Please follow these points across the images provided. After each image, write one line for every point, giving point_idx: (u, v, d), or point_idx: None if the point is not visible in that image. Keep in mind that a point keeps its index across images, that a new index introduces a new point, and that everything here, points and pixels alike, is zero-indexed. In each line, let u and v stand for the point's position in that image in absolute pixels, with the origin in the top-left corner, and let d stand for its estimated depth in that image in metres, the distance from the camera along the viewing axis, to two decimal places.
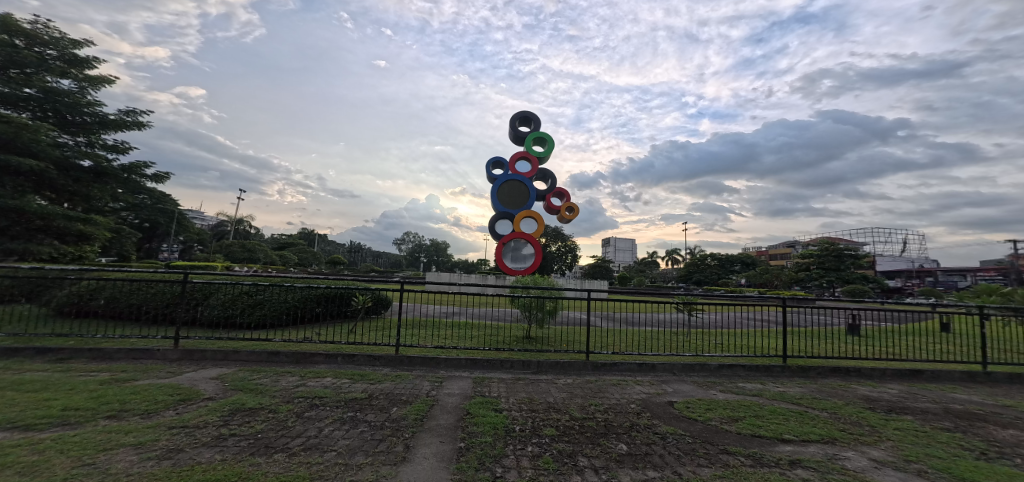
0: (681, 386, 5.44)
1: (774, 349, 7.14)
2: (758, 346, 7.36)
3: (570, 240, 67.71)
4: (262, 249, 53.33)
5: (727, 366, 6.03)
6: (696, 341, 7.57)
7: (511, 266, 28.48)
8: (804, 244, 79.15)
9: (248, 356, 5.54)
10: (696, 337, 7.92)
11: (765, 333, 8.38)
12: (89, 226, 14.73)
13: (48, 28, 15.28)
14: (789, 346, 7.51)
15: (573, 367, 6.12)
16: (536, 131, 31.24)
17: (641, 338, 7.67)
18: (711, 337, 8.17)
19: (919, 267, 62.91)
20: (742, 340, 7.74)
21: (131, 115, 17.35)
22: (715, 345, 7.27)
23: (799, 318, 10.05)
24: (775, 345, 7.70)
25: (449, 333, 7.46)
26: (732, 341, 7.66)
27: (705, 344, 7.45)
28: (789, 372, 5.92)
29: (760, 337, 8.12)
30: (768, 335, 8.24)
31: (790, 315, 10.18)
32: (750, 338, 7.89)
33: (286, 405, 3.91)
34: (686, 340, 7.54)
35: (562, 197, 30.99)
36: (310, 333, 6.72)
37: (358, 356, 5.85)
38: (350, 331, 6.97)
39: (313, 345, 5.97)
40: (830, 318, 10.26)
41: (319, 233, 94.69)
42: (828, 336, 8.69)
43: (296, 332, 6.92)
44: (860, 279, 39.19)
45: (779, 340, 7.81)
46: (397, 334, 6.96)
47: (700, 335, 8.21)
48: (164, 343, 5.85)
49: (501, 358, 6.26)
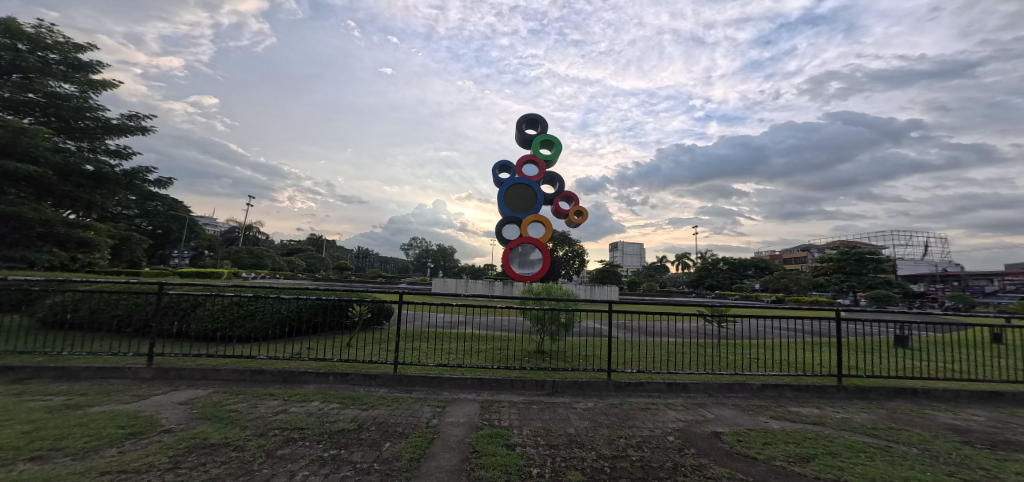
0: (722, 411, 4.70)
1: (819, 365, 6.41)
2: (800, 363, 6.61)
3: (578, 244, 66.74)
4: (270, 255, 53.41)
5: (771, 386, 5.28)
6: (730, 356, 6.84)
7: (518, 272, 27.76)
8: (820, 248, 77.07)
9: (229, 375, 4.93)
10: (729, 351, 7.19)
11: (804, 347, 7.62)
12: (90, 233, 14.45)
13: (52, 33, 15.21)
14: (835, 362, 6.68)
15: (593, 387, 5.42)
16: (544, 133, 30.64)
17: (666, 353, 6.90)
18: (744, 351, 7.36)
19: (943, 271, 60.69)
20: (781, 355, 7.00)
21: (134, 120, 17.16)
22: (752, 362, 6.53)
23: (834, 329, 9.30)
24: (817, 360, 6.95)
25: (455, 347, 6.81)
26: (770, 357, 6.91)
27: (741, 360, 6.70)
28: (845, 393, 5.17)
29: (800, 352, 7.38)
30: (807, 350, 7.50)
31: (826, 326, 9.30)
32: (789, 353, 7.15)
33: (256, 440, 3.25)
34: (719, 356, 6.82)
35: (571, 201, 30.30)
36: (303, 349, 6.12)
37: (352, 376, 5.22)
38: (348, 347, 6.36)
39: (303, 361, 5.37)
40: (870, 329, 9.34)
41: (327, 239, 95.11)
42: (874, 350, 7.82)
43: (287, 346, 6.30)
44: (884, 284, 37.64)
45: (822, 356, 7.05)
46: (398, 350, 6.35)
47: (731, 349, 7.40)
48: (138, 359, 5.25)
49: (513, 377, 5.58)
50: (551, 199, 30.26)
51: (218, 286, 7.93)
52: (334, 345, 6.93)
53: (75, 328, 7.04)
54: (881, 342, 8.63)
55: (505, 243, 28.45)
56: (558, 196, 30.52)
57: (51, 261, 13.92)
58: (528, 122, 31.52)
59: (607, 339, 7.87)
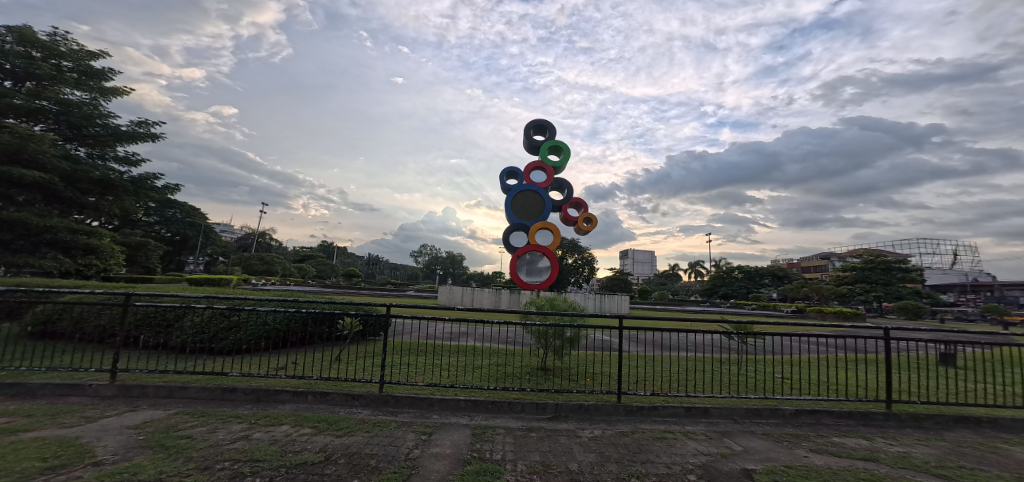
0: (752, 442, 4.04)
1: (862, 388, 5.67)
2: (838, 386, 5.88)
3: (588, 252, 65.65)
4: (281, 262, 53.85)
5: (807, 412, 4.61)
6: (754, 376, 6.15)
7: (526, 280, 27.18)
8: (840, 257, 74.61)
9: (198, 394, 4.48)
10: (754, 371, 6.51)
11: (837, 368, 6.90)
12: (95, 239, 14.45)
13: (66, 41, 15.54)
14: (876, 386, 5.91)
15: (601, 412, 4.83)
16: (552, 139, 30.24)
17: (684, 373, 6.22)
18: (770, 371, 6.63)
19: (974, 281, 57.87)
20: (812, 377, 6.30)
21: (144, 126, 17.29)
22: (783, 385, 5.84)
23: (867, 344, 8.52)
24: (854, 381, 6.20)
25: (452, 364, 6.25)
26: (800, 378, 6.25)
27: (769, 383, 6.00)
28: (895, 421, 4.45)
29: (836, 374, 6.63)
30: (842, 371, 6.76)
31: (860, 342, 8.42)
32: (823, 376, 6.42)
33: (197, 477, 2.74)
34: (742, 376, 6.16)
35: (580, 208, 29.69)
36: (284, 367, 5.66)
37: (331, 395, 4.71)
38: (336, 363, 5.87)
39: (279, 380, 4.88)
40: (910, 344, 8.42)
41: (338, 246, 96.07)
42: (917, 370, 6.96)
43: (270, 361, 5.81)
44: (912, 294, 35.85)
45: (859, 378, 6.33)
46: (386, 368, 5.84)
47: (756, 368, 6.67)
48: (103, 375, 4.82)
49: (511, 399, 5.00)
50: (559, 205, 29.70)
51: (209, 295, 7.57)
52: (322, 359, 6.41)
53: (61, 338, 6.75)
54: (921, 360, 7.79)
55: (513, 251, 27.91)
56: (567, 203, 29.94)
57: (55, 267, 13.92)
58: (536, 128, 31.18)
59: (618, 355, 7.23)
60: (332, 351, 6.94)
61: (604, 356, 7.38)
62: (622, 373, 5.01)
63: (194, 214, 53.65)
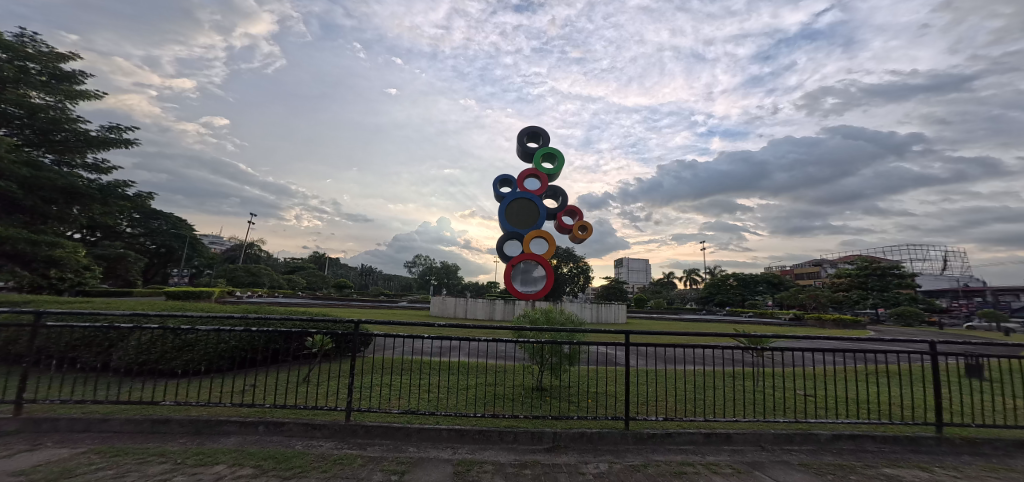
0: (789, 477, 3.36)
1: (894, 411, 5.08)
2: (868, 407, 5.28)
3: (583, 260, 65.14)
4: (270, 273, 52.47)
5: (846, 437, 3.96)
6: (773, 398, 5.56)
7: (521, 290, 26.47)
8: (833, 264, 75.28)
9: (122, 426, 3.71)
10: (772, 393, 5.90)
11: (861, 390, 6.36)
12: (57, 250, 13.54)
13: (34, 43, 15.05)
14: (911, 409, 5.27)
15: (607, 441, 4.15)
16: (545, 147, 29.88)
17: (698, 394, 5.55)
18: (790, 392, 5.97)
19: (964, 286, 58.51)
20: (836, 400, 5.71)
21: (115, 132, 16.55)
22: (806, 406, 5.24)
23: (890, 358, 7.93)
24: (885, 403, 5.57)
25: (435, 389, 5.51)
26: (824, 399, 5.68)
27: (791, 403, 5.40)
28: (949, 447, 3.84)
29: (861, 396, 6.08)
30: (867, 392, 6.22)
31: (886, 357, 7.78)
32: (848, 397, 5.86)
33: None
34: (760, 397, 5.56)
35: (575, 216, 29.21)
36: (240, 394, 4.92)
37: (287, 425, 3.97)
38: (304, 390, 5.15)
39: (226, 408, 4.13)
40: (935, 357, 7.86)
41: (330, 257, 94.71)
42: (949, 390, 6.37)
43: (221, 387, 5.01)
44: (908, 300, 35.76)
45: (888, 398, 5.80)
46: (360, 395, 5.11)
47: (774, 389, 6.01)
48: (7, 407, 3.99)
49: (501, 428, 4.29)
50: (554, 214, 29.20)
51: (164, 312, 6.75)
52: (287, 383, 5.64)
53: None
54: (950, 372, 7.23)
55: (506, 260, 27.21)
56: (562, 211, 29.44)
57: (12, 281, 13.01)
58: (529, 135, 30.85)
59: (624, 374, 6.58)
60: (302, 371, 6.21)
61: (605, 376, 6.76)
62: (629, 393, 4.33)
63: (180, 225, 52.34)
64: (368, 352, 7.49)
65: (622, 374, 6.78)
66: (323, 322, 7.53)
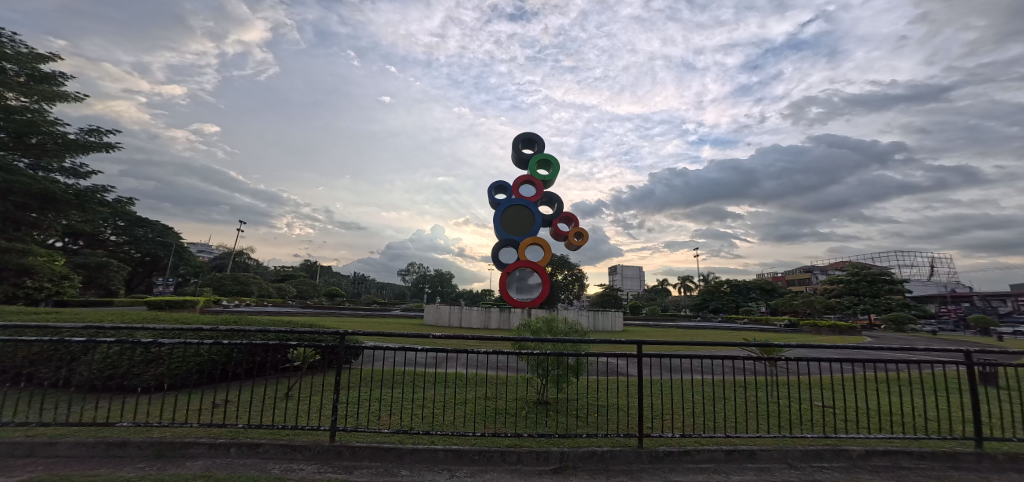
0: None
1: (921, 423, 4.81)
2: (889, 419, 5.00)
3: (577, 267, 64.89)
4: (258, 282, 51.26)
5: (881, 453, 3.64)
6: (787, 413, 5.27)
7: (516, 298, 26.06)
8: (824, 270, 76.03)
9: (70, 451, 3.25)
10: (788, 409, 5.60)
11: (876, 403, 6.11)
12: (29, 258, 12.94)
13: (14, 43, 14.62)
14: (934, 421, 4.99)
15: (621, 460, 3.77)
16: (541, 153, 29.77)
17: (710, 408, 5.22)
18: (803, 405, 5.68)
19: (952, 292, 59.37)
20: (855, 413, 5.43)
21: (95, 135, 16.05)
22: (825, 419, 4.95)
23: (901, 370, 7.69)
24: (905, 415, 5.30)
25: (427, 406, 5.10)
26: (840, 414, 5.42)
27: (808, 417, 5.10)
28: (991, 463, 3.55)
29: (877, 409, 5.83)
30: (883, 406, 5.95)
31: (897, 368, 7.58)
32: (866, 410, 5.60)
33: None
34: (773, 412, 5.27)
35: (570, 223, 28.99)
36: (210, 414, 4.46)
37: (263, 446, 3.52)
38: (287, 409, 4.73)
39: (192, 429, 3.69)
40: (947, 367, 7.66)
41: (321, 265, 93.29)
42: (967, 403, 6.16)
43: (191, 406, 4.58)
44: (900, 306, 35.98)
45: (907, 411, 5.53)
46: (346, 414, 4.68)
47: (788, 402, 5.72)
48: None
49: (502, 448, 3.89)
50: (549, 220, 28.96)
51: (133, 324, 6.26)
52: (265, 399, 5.18)
53: None
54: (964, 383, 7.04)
55: (501, 268, 26.83)
56: (557, 217, 29.22)
57: None
58: (525, 142, 30.73)
59: (631, 389, 6.24)
60: (284, 384, 5.78)
61: (609, 390, 6.42)
62: (643, 407, 3.94)
63: (166, 233, 51.16)
64: (355, 365, 7.03)
65: (628, 390, 6.44)
66: (307, 334, 7.08)
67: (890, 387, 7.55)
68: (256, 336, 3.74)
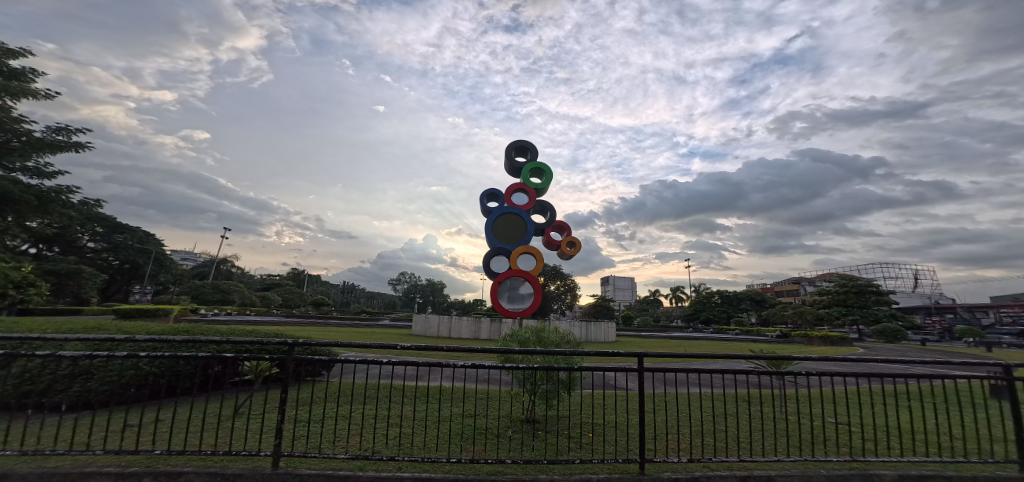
0: None
1: (937, 446, 4.45)
2: (903, 442, 4.63)
3: (569, 278, 64.45)
4: (240, 290, 49.64)
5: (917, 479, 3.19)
6: (798, 437, 4.80)
7: (507, 307, 25.42)
8: (812, 281, 76.90)
9: None
10: (798, 432, 5.14)
11: (890, 426, 5.68)
12: None
13: None
14: (952, 446, 4.62)
15: None
16: (533, 161, 29.54)
17: (715, 434, 4.73)
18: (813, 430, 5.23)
19: (936, 303, 60.33)
20: (869, 434, 5.01)
21: (65, 134, 15.27)
22: (840, 442, 4.52)
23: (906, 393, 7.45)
24: (922, 438, 4.90)
25: (397, 430, 4.55)
26: (854, 437, 4.99)
27: (817, 439, 4.68)
28: None
29: (890, 429, 5.43)
30: (898, 428, 5.53)
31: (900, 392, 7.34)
32: (878, 430, 5.20)
33: None
34: (784, 435, 4.80)
35: (562, 231, 28.64)
36: (136, 441, 3.91)
37: (187, 475, 2.92)
38: (231, 433, 4.18)
39: (103, 456, 3.09)
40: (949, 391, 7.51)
41: (309, 274, 91.40)
42: (981, 426, 5.85)
43: (119, 432, 4.05)
44: (889, 317, 36.21)
45: (925, 431, 5.12)
46: (302, 441, 4.12)
47: (792, 427, 5.30)
48: None
49: (480, 475, 3.34)
50: (541, 229, 28.56)
51: (66, 332, 5.59)
52: (209, 418, 4.69)
53: None
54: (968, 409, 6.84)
55: (492, 277, 26.23)
56: (550, 226, 28.86)
57: None
58: (518, 150, 30.49)
59: (626, 413, 5.74)
60: (232, 401, 5.27)
61: (603, 408, 5.91)
62: (644, 423, 3.38)
63: (146, 239, 49.53)
64: (320, 381, 6.53)
65: (624, 409, 5.92)
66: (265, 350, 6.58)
67: (894, 405, 7.26)
68: (189, 339, 3.16)
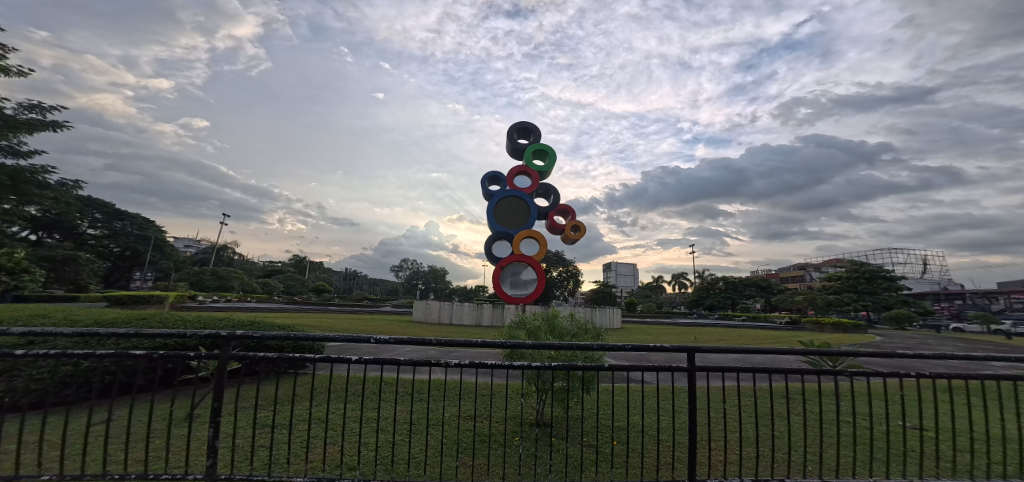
0: None
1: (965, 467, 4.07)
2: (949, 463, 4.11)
3: (572, 264, 63.66)
4: (240, 277, 49.11)
5: None
6: (834, 459, 4.19)
7: (511, 294, 24.77)
8: (818, 267, 75.99)
9: None
10: (837, 448, 4.56)
11: (940, 440, 5.06)
12: None
13: None
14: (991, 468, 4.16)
15: None
16: (536, 143, 28.45)
17: (752, 455, 4.11)
18: (850, 445, 4.67)
19: (946, 289, 59.44)
20: (907, 452, 4.51)
21: (38, 110, 14.29)
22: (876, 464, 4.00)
23: (927, 405, 7.10)
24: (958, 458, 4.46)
25: (388, 449, 3.83)
26: (905, 457, 4.37)
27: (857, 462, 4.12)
28: None
29: (926, 443, 4.94)
30: (945, 443, 4.96)
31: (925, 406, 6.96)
32: (916, 447, 4.69)
33: None
34: (824, 459, 4.17)
35: (567, 215, 27.75)
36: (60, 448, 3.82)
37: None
38: (165, 449, 3.84)
39: None
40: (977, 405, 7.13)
41: (310, 261, 91.06)
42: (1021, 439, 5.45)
43: (62, 433, 4.32)
44: (900, 303, 35.43)
45: (973, 452, 4.60)
46: (258, 457, 3.56)
47: (824, 442, 4.77)
48: None
49: None
50: (545, 213, 27.67)
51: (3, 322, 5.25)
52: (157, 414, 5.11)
53: None
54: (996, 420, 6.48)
55: (495, 263, 25.51)
56: (554, 210, 27.96)
57: None
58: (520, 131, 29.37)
59: (642, 419, 5.16)
60: (178, 398, 5.68)
61: (615, 413, 5.32)
62: (693, 431, 2.53)
63: (147, 226, 49.03)
64: (286, 378, 6.62)
65: (637, 414, 5.34)
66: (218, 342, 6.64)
67: (914, 410, 6.91)
68: (81, 333, 2.14)
